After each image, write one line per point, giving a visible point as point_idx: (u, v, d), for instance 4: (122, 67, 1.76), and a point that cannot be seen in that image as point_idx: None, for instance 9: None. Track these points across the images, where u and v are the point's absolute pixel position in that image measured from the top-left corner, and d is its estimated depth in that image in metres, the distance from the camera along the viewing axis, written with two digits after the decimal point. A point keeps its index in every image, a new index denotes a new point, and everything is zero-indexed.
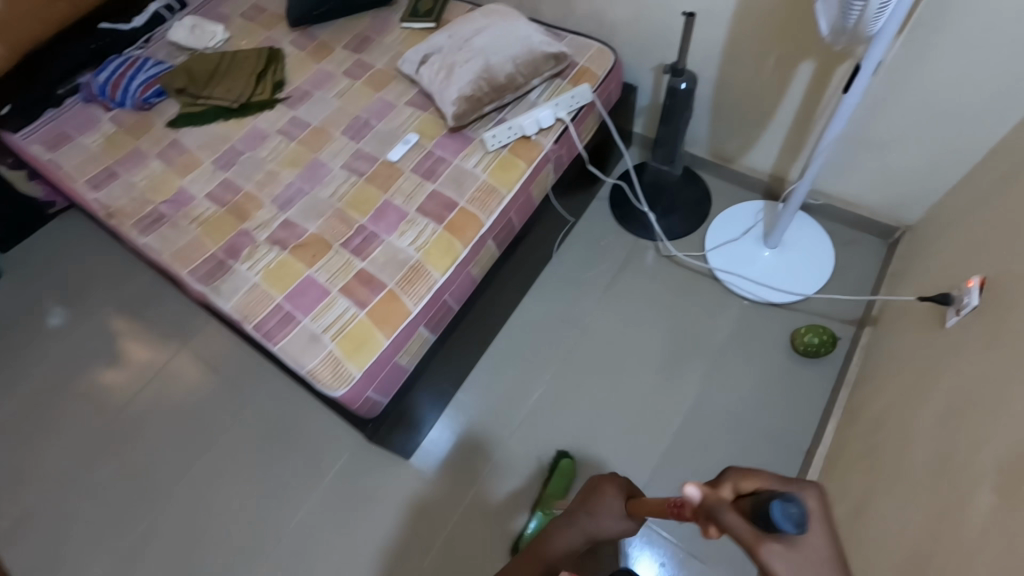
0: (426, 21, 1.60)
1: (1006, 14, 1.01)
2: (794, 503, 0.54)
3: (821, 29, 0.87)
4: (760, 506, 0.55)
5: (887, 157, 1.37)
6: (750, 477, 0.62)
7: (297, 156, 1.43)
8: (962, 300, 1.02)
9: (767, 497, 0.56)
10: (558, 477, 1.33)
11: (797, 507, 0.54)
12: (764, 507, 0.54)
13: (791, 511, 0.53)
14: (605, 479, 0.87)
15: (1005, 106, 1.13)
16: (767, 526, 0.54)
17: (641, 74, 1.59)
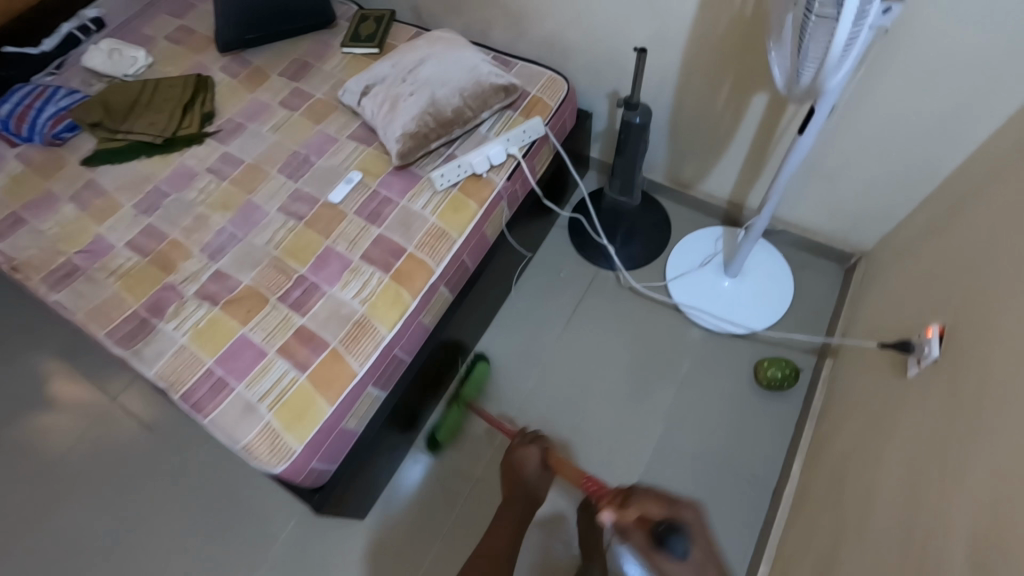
0: (369, 46, 1.51)
1: (953, 50, 1.01)
2: (680, 540, 0.79)
3: (776, 83, 0.83)
4: (660, 533, 0.80)
5: (841, 186, 1.37)
6: (655, 503, 0.84)
7: (229, 198, 1.31)
8: (923, 349, 0.92)
9: (666, 527, 0.80)
10: (473, 380, 1.43)
11: (683, 538, 0.79)
12: (661, 536, 0.79)
13: (680, 539, 0.79)
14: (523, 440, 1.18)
15: (954, 137, 1.13)
16: (659, 550, 0.79)
17: (595, 101, 1.54)
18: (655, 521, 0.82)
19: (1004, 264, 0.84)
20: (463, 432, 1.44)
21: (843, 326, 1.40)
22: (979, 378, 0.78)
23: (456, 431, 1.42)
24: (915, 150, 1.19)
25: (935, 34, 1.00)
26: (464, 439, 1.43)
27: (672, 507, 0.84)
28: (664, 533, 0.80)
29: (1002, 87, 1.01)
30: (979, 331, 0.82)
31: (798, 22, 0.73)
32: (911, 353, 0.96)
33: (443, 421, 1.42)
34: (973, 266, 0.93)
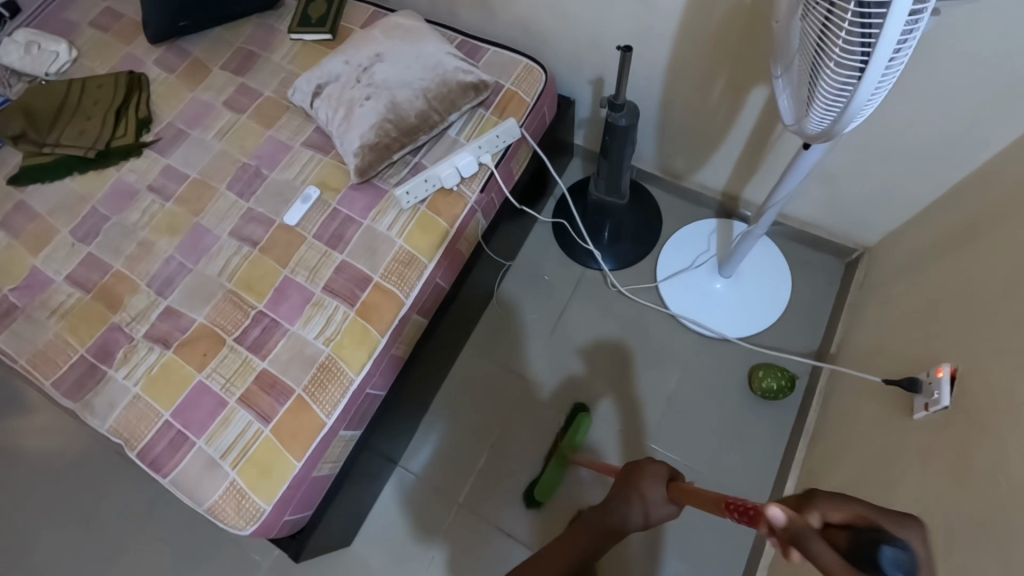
0: (320, 32, 1.33)
1: (976, 51, 0.89)
2: (906, 550, 0.44)
3: (784, 117, 0.74)
4: (859, 545, 0.45)
5: (844, 185, 1.26)
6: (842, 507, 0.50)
7: (175, 221, 1.18)
8: (932, 394, 0.86)
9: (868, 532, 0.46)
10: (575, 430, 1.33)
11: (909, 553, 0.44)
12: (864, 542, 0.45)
13: (902, 557, 0.43)
14: (641, 462, 0.74)
15: (973, 139, 1.02)
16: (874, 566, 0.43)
17: (577, 87, 1.39)
18: (861, 536, 0.46)
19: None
20: (563, 490, 1.31)
21: (842, 331, 1.33)
22: (993, 441, 0.72)
23: (556, 487, 1.31)
24: (929, 151, 1.09)
25: (959, 32, 0.88)
26: (569, 495, 1.30)
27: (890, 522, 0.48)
28: (867, 538, 0.45)
29: None
30: (995, 382, 0.76)
31: (811, 52, 0.62)
32: (918, 393, 0.90)
33: (541, 477, 1.31)
34: (989, 299, 0.85)
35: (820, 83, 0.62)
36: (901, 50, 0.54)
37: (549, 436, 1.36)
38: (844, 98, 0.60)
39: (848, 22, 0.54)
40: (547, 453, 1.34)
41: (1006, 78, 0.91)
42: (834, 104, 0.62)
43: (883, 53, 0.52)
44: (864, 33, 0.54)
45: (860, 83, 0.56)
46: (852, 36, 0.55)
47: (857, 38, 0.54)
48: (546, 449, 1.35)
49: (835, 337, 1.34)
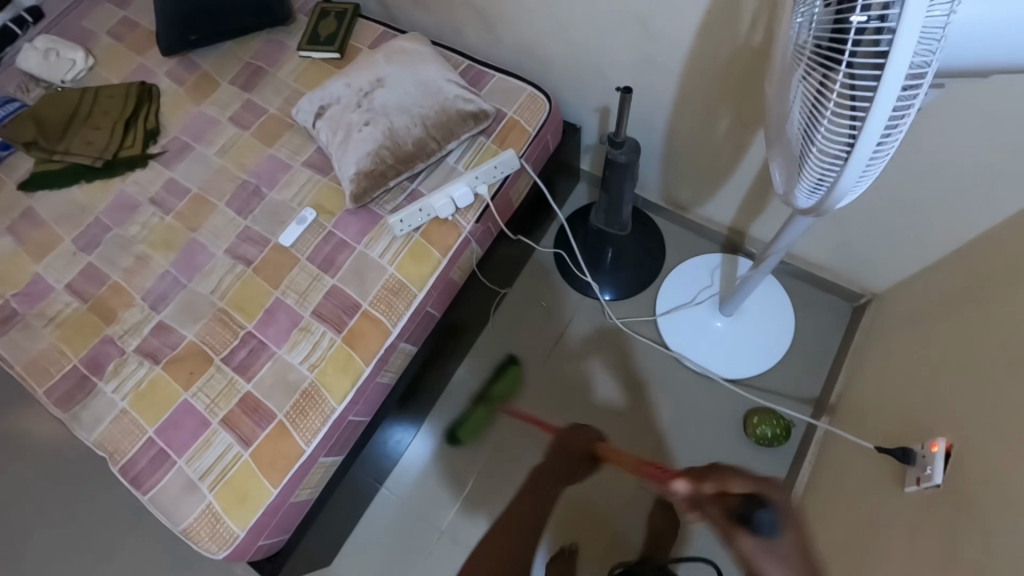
0: (328, 50, 1.34)
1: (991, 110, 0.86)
2: (769, 512, 0.76)
3: (776, 182, 0.71)
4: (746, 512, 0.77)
5: (854, 230, 1.22)
6: (737, 476, 0.83)
7: (173, 235, 1.20)
8: (925, 469, 0.82)
9: (750, 503, 0.77)
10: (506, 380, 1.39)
11: (771, 515, 0.75)
12: (745, 511, 0.76)
13: (769, 517, 0.76)
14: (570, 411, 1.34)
15: (986, 198, 0.98)
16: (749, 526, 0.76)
17: (584, 115, 1.36)
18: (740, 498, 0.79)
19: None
20: (484, 431, 1.38)
21: (844, 380, 1.28)
22: (982, 534, 0.68)
23: (482, 430, 1.37)
24: (941, 205, 1.04)
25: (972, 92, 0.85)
26: (490, 434, 1.37)
27: (762, 485, 0.79)
28: (750, 508, 0.77)
29: None
30: (988, 463, 0.72)
31: (801, 124, 0.59)
32: (912, 466, 0.86)
33: (467, 420, 1.38)
34: (989, 369, 0.82)
35: (811, 153, 0.58)
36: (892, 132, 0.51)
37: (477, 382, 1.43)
38: (832, 176, 0.57)
39: (834, 102, 0.51)
40: (473, 397, 1.41)
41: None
42: (823, 180, 0.59)
43: (869, 139, 0.49)
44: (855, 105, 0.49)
45: (846, 166, 0.53)
46: (840, 115, 0.52)
47: (848, 110, 0.50)
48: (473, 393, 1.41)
49: (836, 386, 1.30)
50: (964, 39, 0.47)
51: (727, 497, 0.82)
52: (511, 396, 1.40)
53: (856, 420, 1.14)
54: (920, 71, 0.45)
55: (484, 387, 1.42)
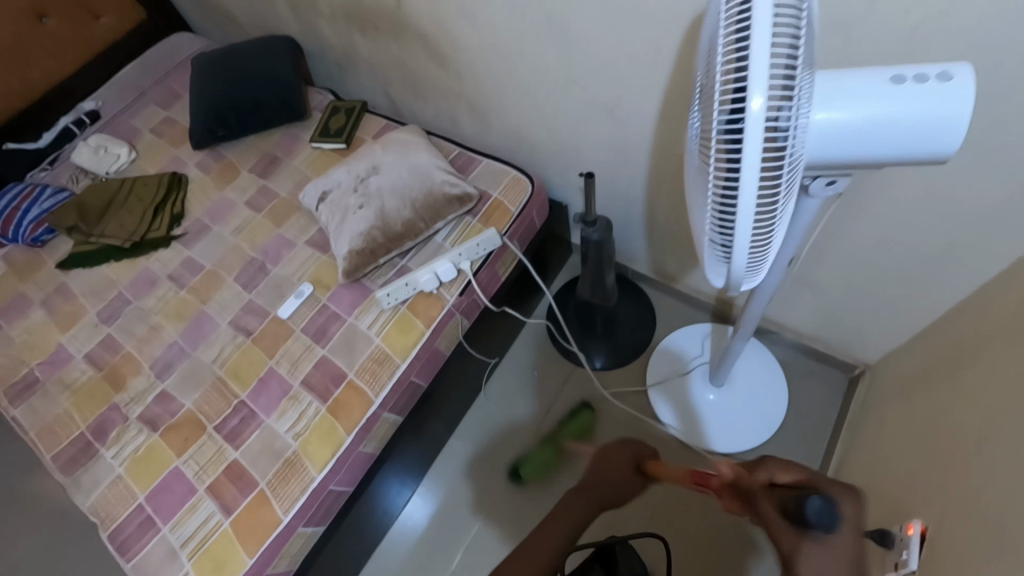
0: (336, 140, 1.49)
1: (937, 192, 0.88)
2: (825, 504, 0.59)
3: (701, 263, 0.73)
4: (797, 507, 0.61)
5: (834, 300, 1.22)
6: (788, 469, 0.70)
7: (185, 308, 1.30)
8: (902, 553, 0.79)
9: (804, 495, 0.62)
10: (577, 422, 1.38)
11: (828, 504, 0.59)
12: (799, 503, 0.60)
13: (825, 509, 0.59)
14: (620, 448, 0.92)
15: (950, 273, 0.99)
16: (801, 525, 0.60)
17: (569, 194, 1.45)
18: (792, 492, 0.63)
19: (992, 475, 0.69)
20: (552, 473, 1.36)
21: (841, 455, 1.23)
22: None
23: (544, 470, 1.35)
24: (909, 280, 1.05)
25: (916, 180, 0.88)
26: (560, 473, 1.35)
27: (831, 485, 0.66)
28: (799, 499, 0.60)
29: (999, 235, 0.88)
30: (957, 552, 0.69)
31: (697, 215, 0.62)
32: (891, 549, 0.82)
33: (531, 459, 1.35)
34: (962, 450, 0.79)
35: (705, 238, 0.59)
36: (766, 235, 0.55)
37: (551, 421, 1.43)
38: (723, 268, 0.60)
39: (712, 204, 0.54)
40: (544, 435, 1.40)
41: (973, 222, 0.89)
42: (719, 270, 0.61)
43: (742, 244, 0.53)
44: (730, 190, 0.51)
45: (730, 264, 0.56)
46: (716, 215, 0.54)
47: (724, 195, 0.52)
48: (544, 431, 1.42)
49: (833, 461, 1.25)
50: (827, 138, 0.53)
51: (779, 493, 0.67)
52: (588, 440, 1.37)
53: None
54: (773, 188, 0.50)
55: (555, 429, 1.40)
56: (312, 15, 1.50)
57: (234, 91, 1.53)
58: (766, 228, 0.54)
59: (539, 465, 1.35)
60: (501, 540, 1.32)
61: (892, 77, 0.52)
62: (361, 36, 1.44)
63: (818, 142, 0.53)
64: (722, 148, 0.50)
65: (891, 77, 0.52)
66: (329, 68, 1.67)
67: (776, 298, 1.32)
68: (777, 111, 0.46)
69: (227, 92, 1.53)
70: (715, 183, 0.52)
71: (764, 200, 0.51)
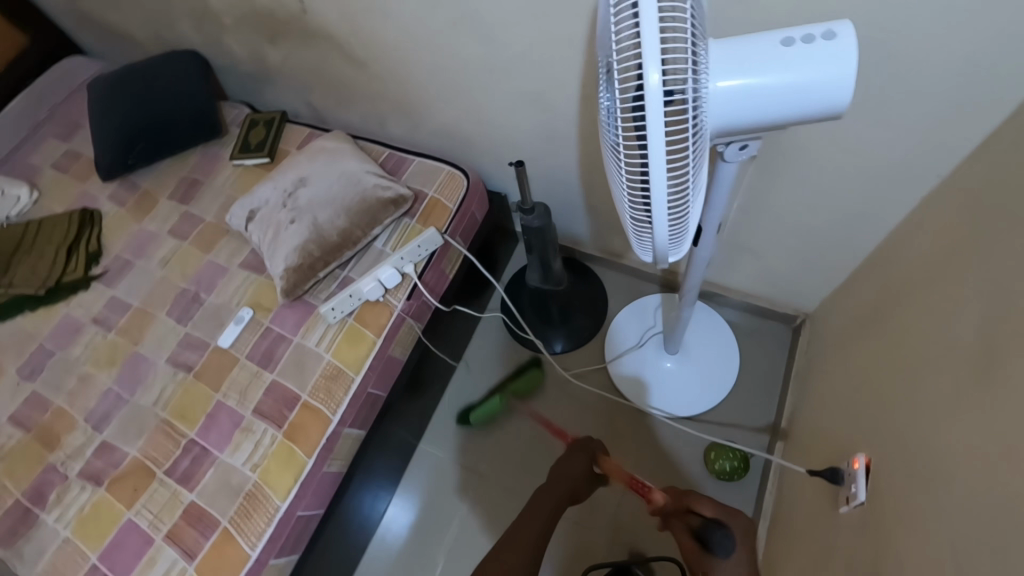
0: (258, 155, 1.42)
1: (846, 147, 0.93)
2: (724, 540, 0.81)
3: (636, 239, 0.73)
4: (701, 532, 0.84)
5: (768, 259, 1.28)
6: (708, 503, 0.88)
7: (116, 351, 1.21)
8: (851, 488, 0.83)
9: (711, 526, 0.83)
10: (525, 380, 1.45)
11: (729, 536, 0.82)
12: (707, 534, 0.83)
13: (723, 544, 0.81)
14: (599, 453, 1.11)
15: (866, 221, 1.04)
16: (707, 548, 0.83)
17: (506, 183, 1.44)
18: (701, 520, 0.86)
19: (919, 409, 0.74)
20: (495, 421, 1.44)
21: (792, 403, 1.29)
22: (895, 564, 0.68)
23: (490, 419, 1.42)
24: (833, 232, 1.11)
25: (826, 137, 0.93)
26: (498, 427, 1.43)
27: (724, 514, 0.86)
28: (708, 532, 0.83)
29: (904, 181, 0.93)
30: (896, 486, 0.74)
31: (617, 194, 0.62)
32: (842, 486, 0.87)
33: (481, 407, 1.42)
34: (892, 385, 0.84)
35: (625, 213, 0.60)
36: (682, 210, 0.56)
37: (502, 375, 1.49)
38: (649, 244, 0.61)
39: (628, 182, 0.55)
40: (493, 388, 1.47)
41: (880, 171, 0.94)
42: (645, 247, 0.62)
43: (660, 219, 0.54)
44: (642, 165, 0.52)
45: (654, 240, 0.57)
46: (635, 194, 0.55)
47: (636, 170, 0.53)
48: (494, 384, 1.48)
49: (786, 410, 1.31)
50: (730, 103, 0.55)
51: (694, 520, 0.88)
52: (528, 400, 1.45)
53: (802, 450, 1.13)
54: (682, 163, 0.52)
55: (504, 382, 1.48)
56: (214, 26, 1.42)
57: (140, 111, 1.44)
58: (681, 203, 0.55)
59: (486, 411, 1.41)
60: (482, 539, 1.31)
61: (783, 39, 0.54)
62: (271, 44, 1.37)
63: (721, 109, 0.55)
64: (629, 125, 0.50)
65: (781, 39, 0.54)
66: (242, 80, 1.59)
67: (717, 261, 1.36)
68: (675, 87, 0.48)
69: (133, 112, 1.43)
70: (627, 159, 0.53)
71: (675, 175, 0.52)
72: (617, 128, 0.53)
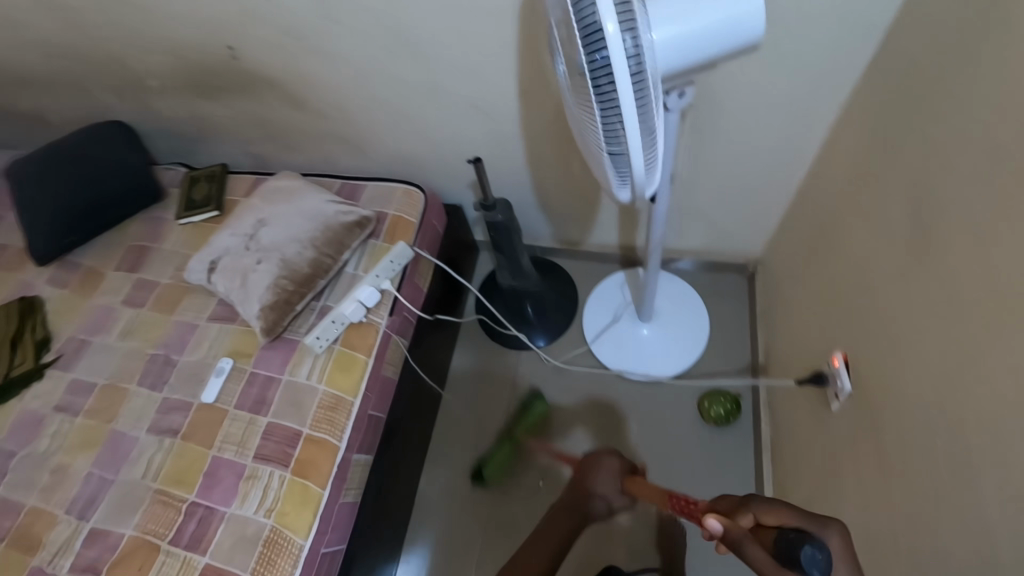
0: (205, 210, 1.40)
1: (762, 94, 1.04)
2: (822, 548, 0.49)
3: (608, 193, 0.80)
4: (788, 545, 0.50)
5: (714, 215, 1.38)
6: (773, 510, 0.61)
7: (89, 434, 1.14)
8: (836, 384, 0.92)
9: (793, 537, 0.51)
10: (530, 416, 1.40)
11: (825, 551, 0.49)
12: (788, 547, 0.50)
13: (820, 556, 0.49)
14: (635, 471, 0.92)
15: (791, 159, 1.17)
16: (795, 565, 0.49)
17: (459, 194, 1.49)
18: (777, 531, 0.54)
19: (876, 298, 0.84)
20: (511, 470, 1.37)
21: (765, 341, 1.39)
22: (893, 432, 0.76)
23: (505, 466, 1.37)
24: (765, 176, 1.23)
25: (744, 89, 1.04)
26: (515, 474, 1.37)
27: (813, 522, 0.59)
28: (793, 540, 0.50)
29: (816, 115, 1.06)
30: (875, 367, 0.82)
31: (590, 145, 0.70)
32: (828, 386, 0.96)
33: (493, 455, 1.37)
34: (847, 288, 0.94)
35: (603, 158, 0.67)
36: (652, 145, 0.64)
37: (508, 419, 1.45)
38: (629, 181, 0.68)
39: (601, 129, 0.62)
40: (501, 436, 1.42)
41: (795, 112, 1.06)
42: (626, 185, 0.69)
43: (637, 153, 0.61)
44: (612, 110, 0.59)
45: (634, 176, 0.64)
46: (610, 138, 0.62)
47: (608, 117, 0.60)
48: (502, 432, 1.43)
49: (760, 348, 1.41)
50: (669, 48, 0.63)
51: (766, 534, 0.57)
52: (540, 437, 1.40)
53: (784, 374, 1.22)
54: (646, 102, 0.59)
55: (511, 426, 1.43)
56: (138, 90, 1.40)
57: (89, 185, 1.38)
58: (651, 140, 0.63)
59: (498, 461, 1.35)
60: (509, 541, 1.30)
61: None
62: (202, 98, 1.37)
63: (664, 55, 0.64)
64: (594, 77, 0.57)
65: None
66: (172, 142, 1.56)
67: (670, 227, 1.46)
68: (628, 36, 0.55)
69: (80, 189, 1.37)
70: (597, 108, 0.60)
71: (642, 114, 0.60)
72: (583, 86, 0.60)
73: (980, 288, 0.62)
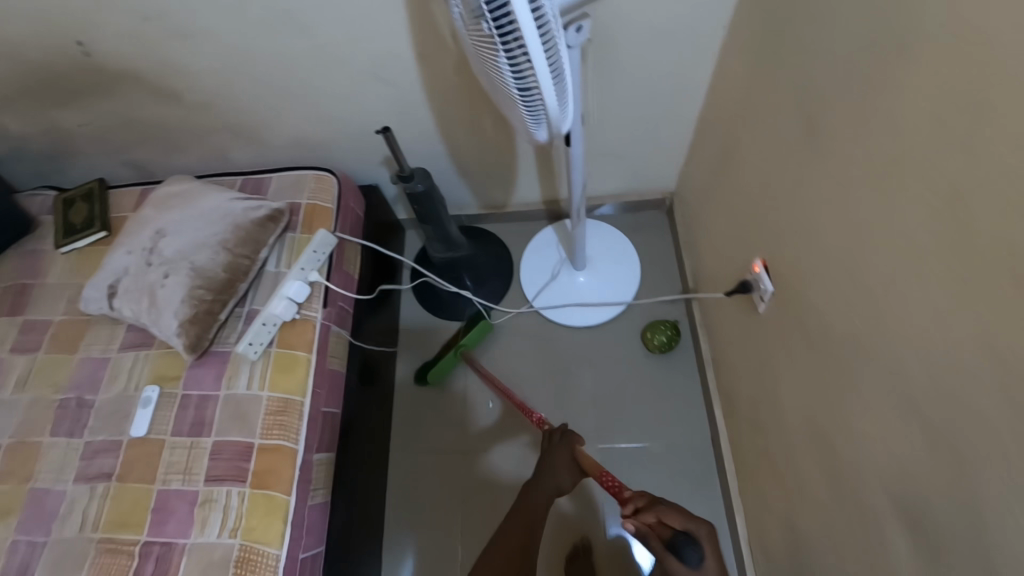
0: (90, 232, 1.25)
1: (651, 27, 1.07)
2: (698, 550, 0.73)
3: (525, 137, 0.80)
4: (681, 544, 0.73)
5: (626, 155, 1.43)
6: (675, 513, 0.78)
7: (4, 500, 1.01)
8: (760, 287, 1.01)
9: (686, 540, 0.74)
10: (477, 334, 1.43)
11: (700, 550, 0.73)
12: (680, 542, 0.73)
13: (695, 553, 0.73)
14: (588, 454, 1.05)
15: (687, 88, 1.22)
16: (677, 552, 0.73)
17: (372, 173, 1.43)
18: (674, 531, 0.76)
19: (781, 201, 0.91)
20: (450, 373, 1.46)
21: (691, 266, 1.48)
22: (814, 318, 0.84)
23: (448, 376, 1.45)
24: (666, 109, 1.27)
25: (635, 25, 1.06)
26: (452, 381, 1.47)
27: (693, 522, 0.77)
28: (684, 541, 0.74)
29: (703, 42, 1.11)
30: (790, 265, 0.90)
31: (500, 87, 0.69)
32: (753, 292, 1.04)
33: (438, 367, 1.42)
34: (755, 200, 1.02)
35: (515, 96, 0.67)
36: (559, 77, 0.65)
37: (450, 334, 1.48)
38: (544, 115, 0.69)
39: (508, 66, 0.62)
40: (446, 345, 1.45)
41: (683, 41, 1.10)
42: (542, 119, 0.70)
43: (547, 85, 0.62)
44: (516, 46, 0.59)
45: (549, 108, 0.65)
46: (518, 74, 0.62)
47: (513, 53, 0.59)
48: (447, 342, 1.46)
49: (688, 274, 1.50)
50: None
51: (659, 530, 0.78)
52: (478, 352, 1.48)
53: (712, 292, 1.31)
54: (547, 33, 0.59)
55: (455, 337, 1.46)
56: None
57: None
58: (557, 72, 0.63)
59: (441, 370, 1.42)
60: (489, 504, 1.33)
61: None
62: (57, 107, 1.21)
63: None
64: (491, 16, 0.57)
65: None
66: (33, 164, 1.38)
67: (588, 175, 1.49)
68: None
69: None
70: (500, 46, 0.59)
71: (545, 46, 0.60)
72: (482, 27, 0.59)
73: (867, 171, 0.69)
